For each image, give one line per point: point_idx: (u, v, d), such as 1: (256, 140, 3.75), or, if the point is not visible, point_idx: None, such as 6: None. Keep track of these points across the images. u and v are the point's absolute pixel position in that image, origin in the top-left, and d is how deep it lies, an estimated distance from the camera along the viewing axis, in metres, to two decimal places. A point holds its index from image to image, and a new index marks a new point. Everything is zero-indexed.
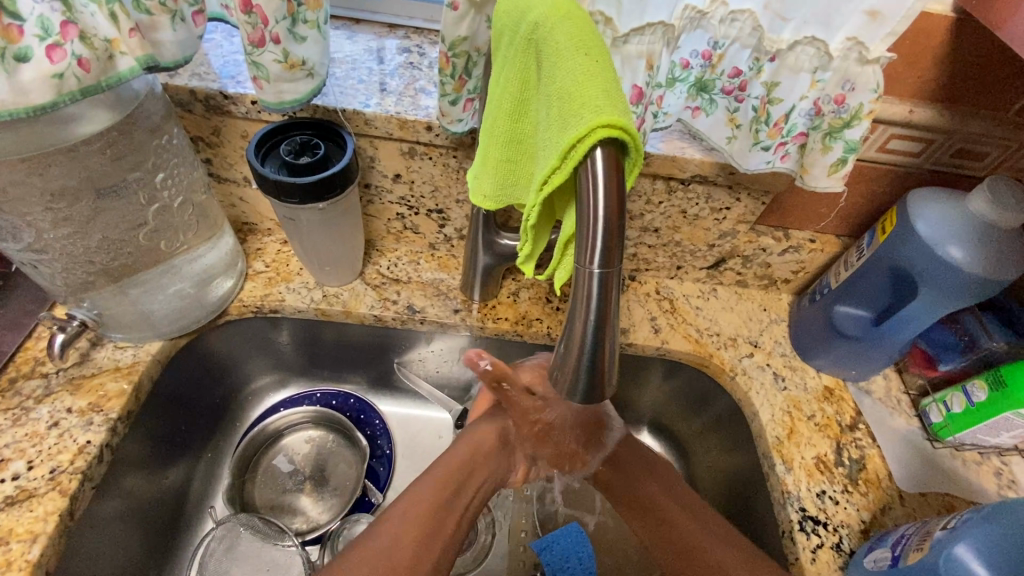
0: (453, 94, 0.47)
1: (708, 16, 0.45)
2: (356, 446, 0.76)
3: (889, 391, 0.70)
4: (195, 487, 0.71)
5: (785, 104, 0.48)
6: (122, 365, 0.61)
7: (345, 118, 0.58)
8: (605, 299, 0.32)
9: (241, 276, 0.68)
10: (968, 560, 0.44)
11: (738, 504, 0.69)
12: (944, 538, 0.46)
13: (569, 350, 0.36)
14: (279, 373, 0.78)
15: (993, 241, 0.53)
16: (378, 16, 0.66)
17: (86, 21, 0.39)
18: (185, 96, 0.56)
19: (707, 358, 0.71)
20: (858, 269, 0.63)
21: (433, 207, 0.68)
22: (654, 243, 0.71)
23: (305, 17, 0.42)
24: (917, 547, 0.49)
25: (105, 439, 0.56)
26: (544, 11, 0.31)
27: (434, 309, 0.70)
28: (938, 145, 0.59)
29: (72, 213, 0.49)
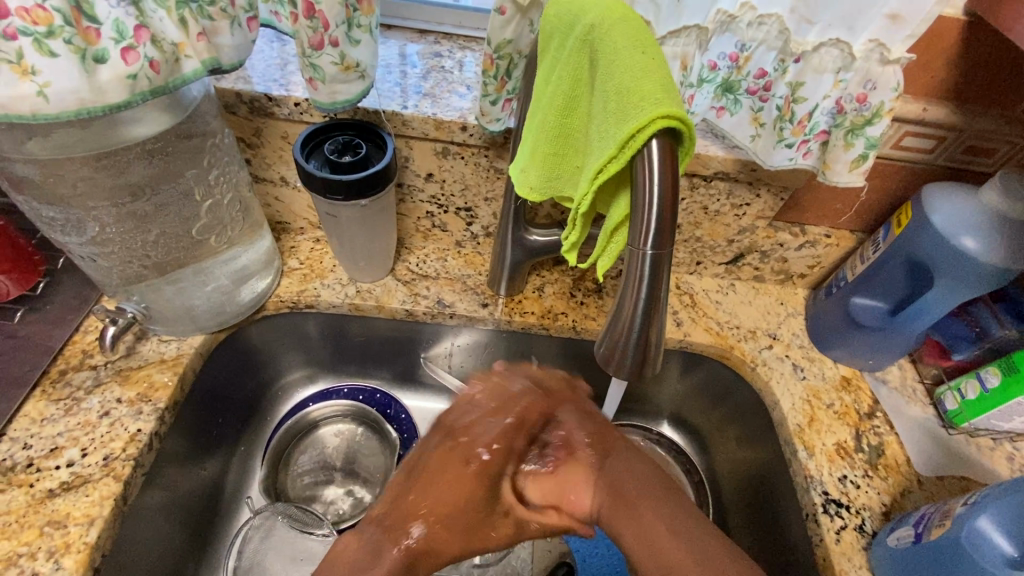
0: (494, 94, 0.49)
1: (737, 20, 0.47)
2: (385, 440, 0.78)
3: (904, 381, 0.72)
4: (231, 478, 0.73)
5: (810, 103, 0.50)
6: (167, 357, 0.63)
7: (384, 119, 0.60)
8: (655, 280, 0.35)
9: (278, 272, 0.71)
10: (989, 532, 0.47)
11: (760, 491, 0.71)
12: (965, 513, 0.49)
13: (618, 329, 0.38)
14: (310, 368, 0.80)
15: (1007, 232, 0.56)
16: (409, 23, 0.69)
17: (155, 26, 0.42)
18: (231, 99, 0.59)
19: (727, 350, 0.73)
20: (875, 261, 0.66)
21: (462, 205, 0.71)
22: (675, 239, 0.74)
23: (360, 22, 0.44)
24: (940, 524, 0.51)
25: (154, 428, 0.59)
26: (599, 14, 0.34)
27: (463, 304, 0.73)
28: (949, 141, 0.61)
29: (131, 209, 0.52)
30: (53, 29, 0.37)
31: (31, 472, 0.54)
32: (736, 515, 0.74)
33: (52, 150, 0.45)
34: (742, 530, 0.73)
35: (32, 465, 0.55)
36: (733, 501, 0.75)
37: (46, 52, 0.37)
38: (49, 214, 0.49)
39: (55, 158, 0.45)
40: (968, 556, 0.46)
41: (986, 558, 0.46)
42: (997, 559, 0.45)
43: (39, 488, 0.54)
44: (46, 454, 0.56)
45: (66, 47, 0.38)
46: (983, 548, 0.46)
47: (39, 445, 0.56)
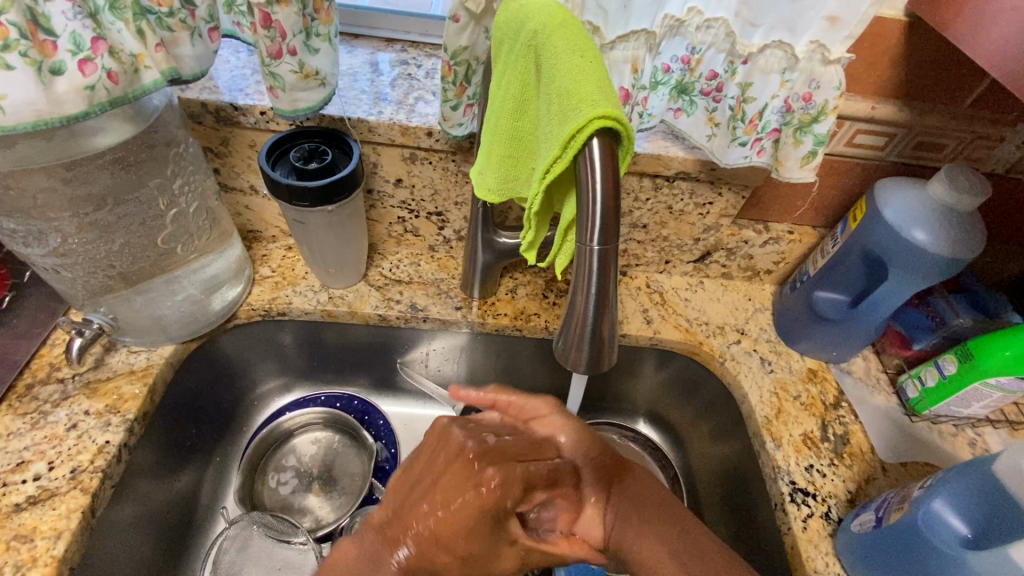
0: (454, 99, 0.50)
1: (686, 24, 0.49)
2: (362, 446, 0.78)
3: (868, 371, 0.74)
4: (206, 488, 0.72)
5: (759, 102, 0.52)
6: (137, 368, 0.63)
7: (350, 126, 0.61)
8: (604, 275, 0.36)
9: (249, 281, 0.71)
10: (944, 513, 0.48)
11: (733, 485, 0.72)
12: (921, 495, 0.50)
13: (572, 325, 0.39)
14: (285, 376, 0.80)
15: (953, 223, 0.58)
16: (376, 31, 0.70)
17: (114, 37, 0.43)
18: (197, 109, 0.60)
19: (697, 346, 0.75)
20: (834, 255, 0.68)
21: (433, 210, 0.72)
22: (644, 238, 0.76)
23: (318, 31, 0.45)
24: (898, 507, 0.52)
25: (122, 440, 0.58)
26: (541, 20, 0.35)
27: (436, 308, 0.73)
28: (899, 138, 0.64)
29: (94, 219, 0.52)
30: (8, 43, 0.37)
31: None
32: (711, 509, 0.75)
33: (13, 162, 0.45)
34: (716, 522, 0.74)
35: None
36: (707, 494, 0.77)
37: (1, 65, 0.37)
38: (10, 226, 0.49)
39: (16, 170, 0.46)
40: (926, 538, 0.47)
41: (943, 540, 0.47)
42: (952, 539, 0.47)
43: (5, 502, 0.53)
44: (13, 468, 0.55)
45: (21, 60, 0.38)
46: (938, 529, 0.47)
47: (4, 459, 0.56)
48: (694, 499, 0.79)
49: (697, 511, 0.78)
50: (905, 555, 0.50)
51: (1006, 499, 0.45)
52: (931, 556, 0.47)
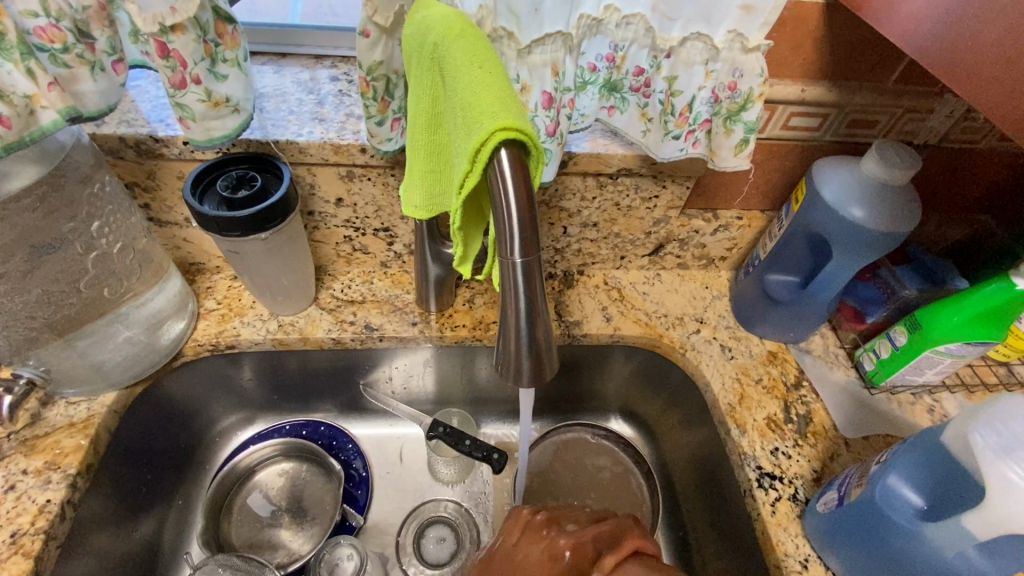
0: (378, 115, 0.49)
1: (605, 22, 0.48)
2: (331, 473, 0.77)
3: (827, 348, 0.75)
4: (168, 534, 0.70)
5: (686, 95, 0.52)
6: (77, 420, 0.60)
7: (279, 149, 0.59)
8: (531, 286, 0.35)
9: (194, 315, 0.68)
10: (900, 488, 0.48)
11: (705, 475, 0.72)
12: (878, 471, 0.50)
13: (508, 339, 0.38)
14: (246, 410, 0.78)
15: (888, 197, 0.59)
16: (304, 49, 0.68)
17: (3, 78, 0.40)
18: (115, 144, 0.57)
19: (657, 339, 0.75)
20: (781, 238, 0.68)
21: (379, 226, 0.70)
22: (596, 237, 0.76)
23: (225, 56, 0.44)
24: (858, 483, 0.52)
25: (65, 496, 0.55)
26: (440, 31, 0.34)
27: (391, 325, 0.72)
28: (833, 118, 0.65)
29: (5, 270, 0.49)
30: None
31: None
32: (687, 499, 0.76)
33: None
34: (693, 512, 0.74)
35: None
36: (682, 485, 0.77)
37: None
38: None
39: None
40: (885, 514, 0.48)
41: (899, 513, 0.48)
42: (910, 513, 0.47)
43: None
44: None
45: None
46: (896, 504, 0.48)
47: None
48: (670, 491, 0.79)
49: (673, 502, 0.78)
50: (867, 531, 0.50)
51: (955, 468, 0.46)
52: (891, 531, 0.48)
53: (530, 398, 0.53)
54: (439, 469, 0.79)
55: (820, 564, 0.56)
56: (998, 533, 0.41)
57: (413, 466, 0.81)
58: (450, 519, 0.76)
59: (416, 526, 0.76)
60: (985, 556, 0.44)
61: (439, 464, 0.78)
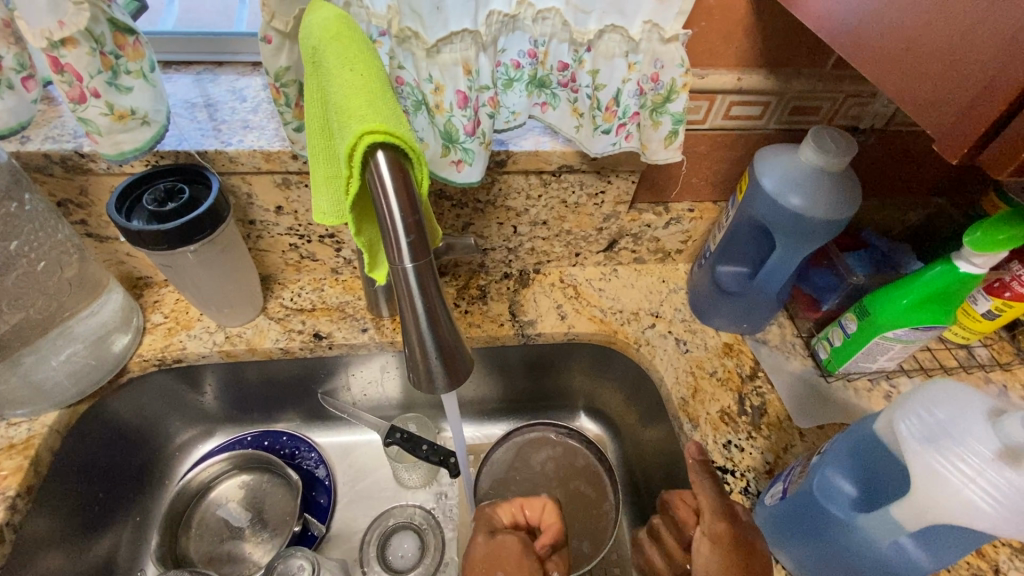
0: (295, 121, 0.48)
1: (520, 18, 0.47)
2: (290, 483, 0.76)
3: (784, 337, 0.74)
4: (124, 552, 0.69)
5: (610, 88, 0.51)
6: (17, 441, 0.59)
7: (209, 159, 0.58)
8: (427, 290, 0.34)
9: (139, 330, 0.68)
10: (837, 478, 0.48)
11: (664, 472, 0.71)
12: (818, 462, 0.50)
13: (414, 346, 0.37)
14: (203, 423, 0.77)
15: (827, 185, 0.58)
16: (239, 56, 0.68)
17: None
18: (40, 161, 0.56)
19: (612, 335, 0.74)
20: (729, 229, 0.68)
21: (324, 232, 0.69)
22: (547, 235, 0.75)
23: (128, 68, 0.43)
24: (801, 475, 0.52)
25: (4, 519, 0.55)
26: (319, 35, 0.33)
27: (342, 332, 0.71)
28: (774, 105, 0.64)
29: None
30: None
31: None
32: (649, 495, 0.75)
33: None
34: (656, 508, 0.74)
35: None
36: (644, 482, 0.76)
37: None
38: None
39: None
40: (822, 505, 0.48)
41: (837, 505, 0.47)
42: (846, 504, 0.47)
43: None
44: None
45: None
46: (833, 496, 0.48)
47: None
48: (633, 487, 0.78)
49: (637, 499, 0.77)
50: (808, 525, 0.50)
51: (886, 457, 0.46)
52: (829, 523, 0.47)
53: (456, 403, 0.55)
54: (401, 475, 0.78)
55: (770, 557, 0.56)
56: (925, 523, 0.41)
57: (375, 473, 0.80)
58: (415, 526, 0.76)
59: (379, 535, 0.75)
60: (920, 546, 0.44)
61: (402, 471, 0.78)
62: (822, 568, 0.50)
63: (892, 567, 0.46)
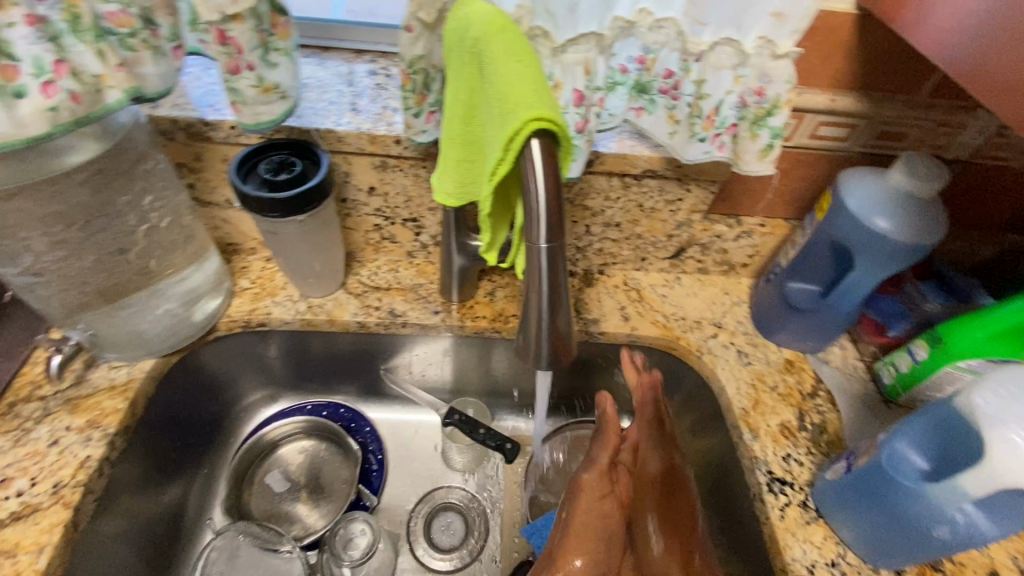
0: (415, 107, 0.51)
1: (638, 25, 0.51)
2: (349, 453, 0.79)
3: (846, 359, 0.75)
4: (194, 500, 0.73)
5: (714, 99, 0.53)
6: (117, 383, 0.64)
7: (319, 137, 0.62)
8: (555, 271, 0.37)
9: (229, 293, 0.72)
10: (906, 452, 0.52)
11: (715, 478, 0.72)
12: (885, 438, 0.54)
13: (529, 322, 0.40)
14: (270, 387, 0.81)
15: (913, 209, 0.59)
16: (345, 43, 0.71)
17: (75, 59, 0.43)
18: (168, 126, 0.61)
19: (674, 341, 0.75)
20: (803, 247, 0.69)
21: (408, 216, 0.73)
22: (618, 237, 0.77)
23: (277, 46, 0.47)
24: (866, 452, 0.56)
25: (103, 454, 0.59)
26: (482, 27, 0.36)
27: (415, 312, 0.74)
28: (861, 128, 0.65)
29: (65, 237, 0.53)
30: None
31: None
32: (696, 502, 0.76)
33: None
34: (702, 517, 0.74)
35: None
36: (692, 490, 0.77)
37: None
38: None
39: None
40: (893, 477, 0.51)
41: (904, 473, 0.51)
42: (914, 475, 0.51)
43: None
44: None
45: None
46: (901, 468, 0.52)
47: None
48: None
49: None
50: (873, 492, 0.54)
51: (959, 432, 0.49)
52: (898, 492, 0.51)
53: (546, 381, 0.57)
54: (452, 456, 0.80)
55: (828, 527, 0.60)
56: (992, 489, 0.45)
57: (425, 452, 0.82)
58: (460, 506, 0.78)
59: (426, 511, 0.77)
60: (984, 513, 0.48)
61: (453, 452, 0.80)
62: (875, 531, 0.55)
63: (971, 543, 0.50)
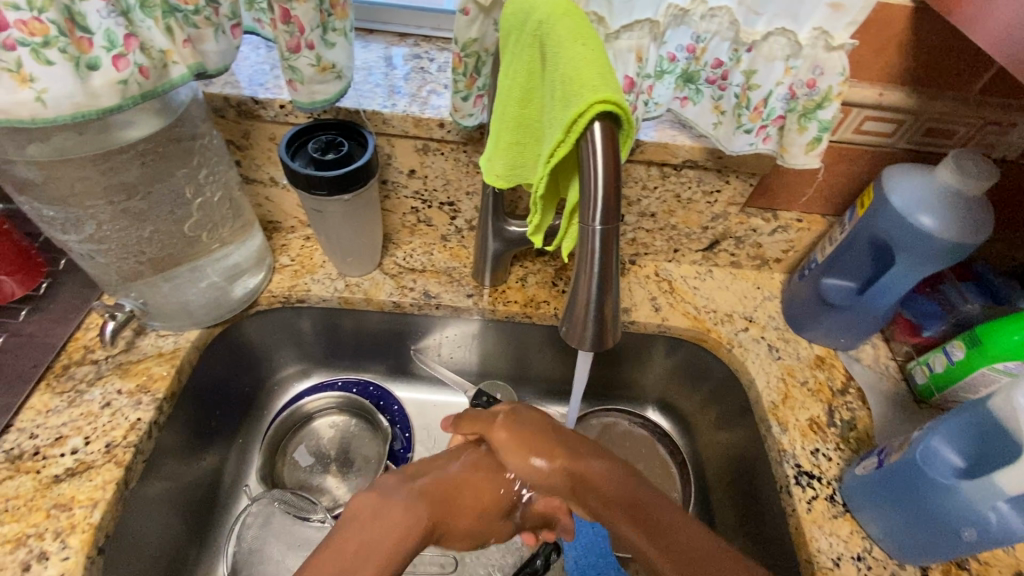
0: (465, 90, 0.52)
1: (690, 14, 0.51)
2: (378, 429, 0.81)
3: (877, 358, 0.74)
4: (230, 468, 0.76)
5: (763, 90, 0.53)
6: (165, 351, 0.66)
7: (365, 118, 0.63)
8: (607, 253, 0.38)
9: (269, 269, 0.74)
10: (942, 450, 0.52)
11: (739, 469, 0.73)
12: (919, 435, 0.54)
13: (577, 304, 0.41)
14: (305, 362, 0.83)
15: (959, 207, 0.58)
16: (390, 26, 0.72)
17: (144, 34, 0.45)
18: (219, 103, 0.62)
19: (704, 332, 0.75)
20: (841, 242, 0.69)
21: (445, 200, 0.74)
22: (653, 227, 0.77)
23: (335, 26, 0.48)
24: (899, 449, 0.56)
25: (152, 417, 0.62)
26: (547, 10, 0.37)
27: (448, 295, 0.76)
28: (908, 125, 0.64)
29: (124, 207, 0.55)
30: (48, 40, 0.40)
31: (37, 459, 0.58)
32: (718, 493, 0.76)
33: (52, 153, 0.48)
34: (723, 507, 0.75)
35: (38, 453, 0.58)
36: (714, 481, 0.77)
37: (42, 60, 0.40)
38: (49, 213, 0.52)
39: (55, 161, 0.48)
40: (927, 474, 0.51)
41: (938, 471, 0.51)
42: (949, 472, 0.51)
43: (45, 474, 0.57)
44: (51, 442, 0.59)
45: (61, 56, 0.41)
46: (936, 465, 0.51)
47: (44, 434, 0.59)
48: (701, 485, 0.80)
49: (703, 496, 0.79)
50: (904, 488, 0.54)
51: (1001, 433, 0.49)
52: (930, 490, 0.51)
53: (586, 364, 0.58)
54: None
55: (855, 521, 0.60)
56: None
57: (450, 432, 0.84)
58: None
59: None
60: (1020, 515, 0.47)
61: None
62: (904, 528, 0.55)
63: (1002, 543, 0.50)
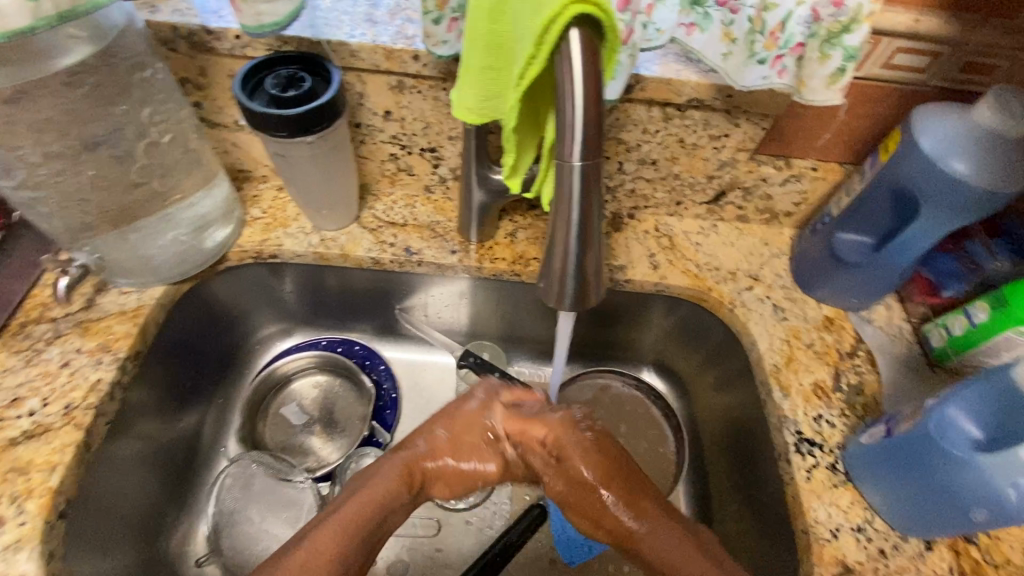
0: (435, 10, 0.47)
1: None
2: (362, 391, 0.78)
3: (890, 320, 0.69)
4: (209, 429, 0.73)
5: (781, 10, 0.46)
6: (127, 309, 0.62)
7: (330, 50, 0.57)
8: (587, 195, 0.33)
9: (239, 222, 0.69)
10: (959, 421, 0.48)
11: (736, 435, 0.69)
12: (934, 404, 0.49)
13: (555, 257, 0.37)
14: (285, 321, 0.79)
15: (998, 151, 0.52)
16: None
17: None
18: (168, 33, 0.56)
19: (705, 292, 0.70)
20: (859, 194, 0.62)
21: (426, 145, 0.67)
22: (653, 176, 0.70)
23: None
24: (909, 418, 0.52)
25: (114, 377, 0.58)
26: None
27: (431, 251, 0.71)
28: (944, 58, 0.57)
29: (60, 149, 0.49)
30: None
31: None
32: (713, 458, 0.73)
33: None
34: (718, 473, 0.72)
35: None
36: (710, 446, 0.74)
37: None
38: None
39: None
40: (941, 447, 0.47)
41: (954, 443, 0.47)
42: (965, 444, 0.47)
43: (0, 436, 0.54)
44: (7, 403, 0.56)
45: None
46: (952, 437, 0.47)
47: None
48: (696, 449, 0.77)
49: (699, 461, 0.76)
50: (912, 461, 0.50)
51: None
52: (942, 464, 0.47)
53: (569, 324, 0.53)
54: None
55: (857, 491, 0.57)
56: None
57: (441, 394, 0.80)
58: None
59: None
60: None
61: None
62: (908, 501, 0.52)
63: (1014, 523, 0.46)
